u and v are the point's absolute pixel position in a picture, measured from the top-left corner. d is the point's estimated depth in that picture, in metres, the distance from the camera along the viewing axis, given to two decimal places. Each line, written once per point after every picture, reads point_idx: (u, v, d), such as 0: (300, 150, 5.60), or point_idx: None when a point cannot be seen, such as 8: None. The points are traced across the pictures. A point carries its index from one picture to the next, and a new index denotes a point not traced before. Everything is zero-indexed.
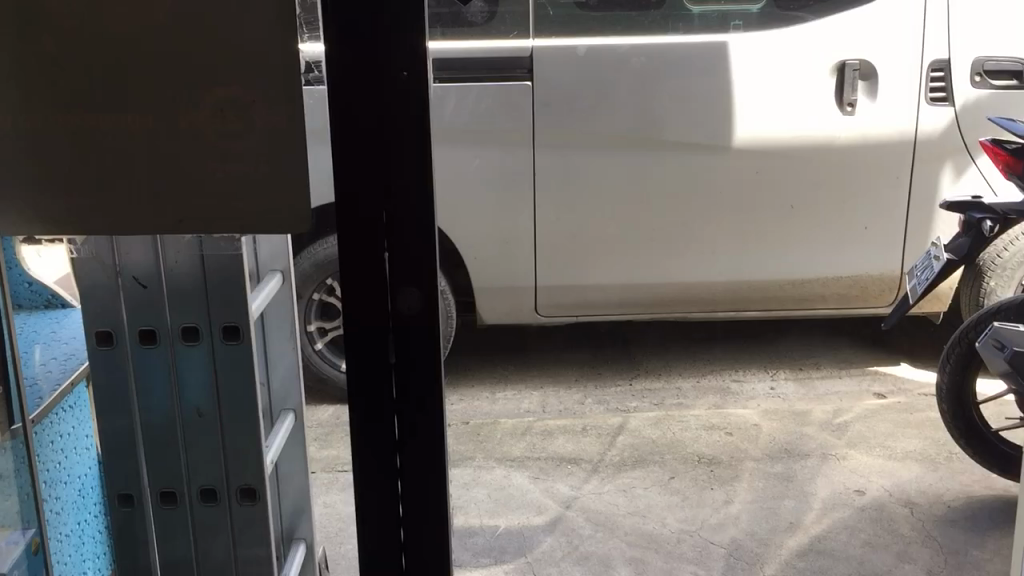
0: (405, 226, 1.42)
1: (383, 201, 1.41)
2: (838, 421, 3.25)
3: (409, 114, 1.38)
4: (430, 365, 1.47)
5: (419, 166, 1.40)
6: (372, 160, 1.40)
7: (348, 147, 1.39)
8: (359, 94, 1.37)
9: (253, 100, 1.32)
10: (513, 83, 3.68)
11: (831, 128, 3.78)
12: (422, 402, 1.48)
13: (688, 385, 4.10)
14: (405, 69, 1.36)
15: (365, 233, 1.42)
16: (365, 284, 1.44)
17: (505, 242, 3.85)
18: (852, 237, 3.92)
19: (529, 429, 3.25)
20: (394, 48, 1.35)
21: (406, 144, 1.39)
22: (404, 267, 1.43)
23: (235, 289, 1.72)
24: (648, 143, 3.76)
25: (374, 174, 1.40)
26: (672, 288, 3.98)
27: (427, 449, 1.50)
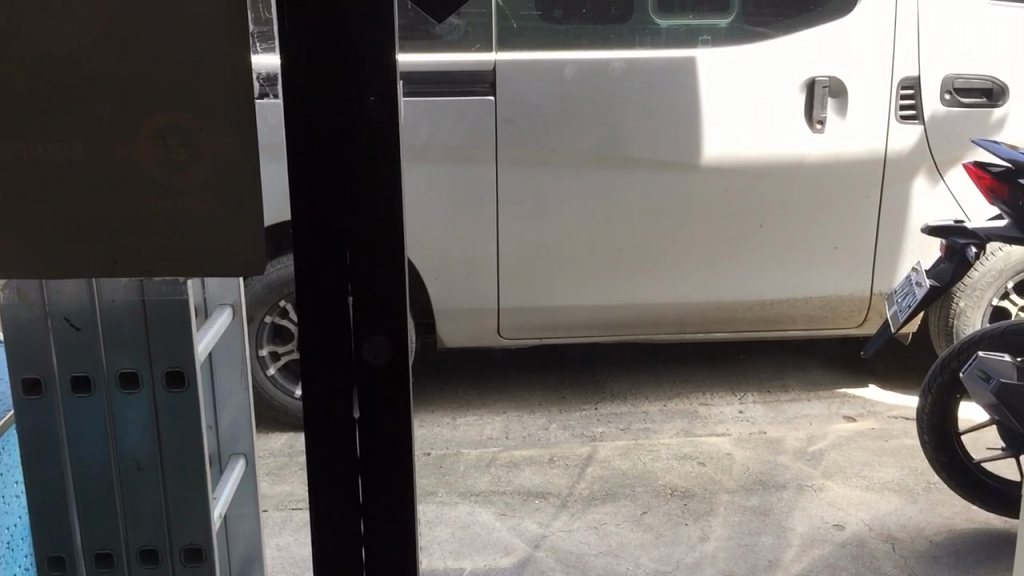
0: (372, 259, 1.27)
1: (345, 230, 1.26)
2: (812, 449, 3.15)
3: (375, 132, 1.23)
4: (399, 421, 1.32)
5: (388, 200, 1.26)
6: (334, 192, 1.25)
7: (306, 170, 1.25)
8: (319, 108, 1.23)
9: (199, 128, 1.16)
10: (476, 98, 3.54)
11: (801, 146, 3.70)
12: (388, 459, 1.33)
13: (655, 409, 3.99)
14: (372, 80, 1.22)
15: (325, 268, 1.27)
16: (326, 328, 1.29)
17: (467, 262, 3.71)
18: (822, 257, 3.84)
19: (494, 461, 3.10)
20: (360, 57, 1.21)
21: (373, 166, 1.24)
22: (370, 306, 1.29)
23: (179, 330, 1.54)
24: (616, 160, 3.64)
25: (335, 200, 1.25)
26: (639, 309, 3.87)
27: (394, 513, 1.35)
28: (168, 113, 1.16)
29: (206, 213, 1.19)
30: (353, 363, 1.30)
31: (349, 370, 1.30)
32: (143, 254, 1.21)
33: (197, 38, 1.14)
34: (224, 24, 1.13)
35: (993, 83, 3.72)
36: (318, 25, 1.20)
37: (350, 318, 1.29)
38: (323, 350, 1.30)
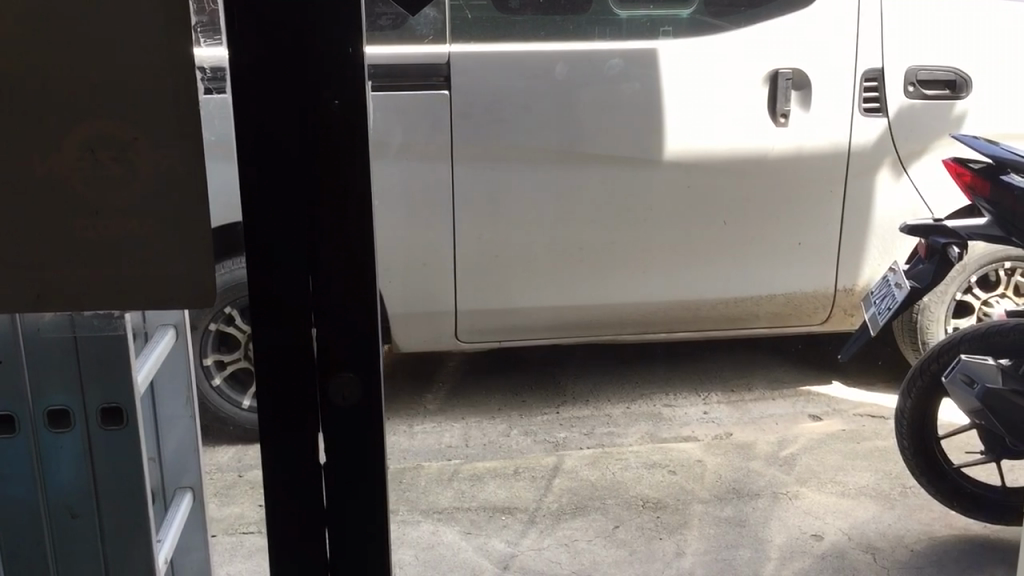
0: (339, 273, 1.21)
1: (307, 242, 1.20)
2: (784, 453, 3.07)
3: (342, 138, 1.18)
4: (370, 447, 1.26)
5: (356, 217, 1.20)
6: (297, 208, 1.19)
7: (264, 179, 1.18)
8: (275, 110, 1.17)
9: (136, 137, 1.06)
10: (430, 92, 3.38)
11: (765, 140, 3.60)
12: (358, 487, 1.27)
13: (617, 412, 3.89)
14: (337, 82, 1.17)
15: (285, 281, 1.21)
16: (287, 349, 1.23)
17: (423, 265, 3.55)
18: (787, 254, 3.75)
19: (456, 474, 2.96)
20: (322, 56, 1.16)
21: (339, 175, 1.19)
22: (338, 326, 1.23)
23: (114, 363, 1.36)
24: (575, 157, 3.51)
25: (296, 213, 1.19)
26: (600, 310, 3.75)
27: (363, 541, 1.29)
28: (111, 122, 1.06)
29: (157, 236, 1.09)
30: (321, 388, 1.24)
31: (316, 395, 1.24)
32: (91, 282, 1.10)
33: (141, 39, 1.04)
34: (169, 22, 1.04)
35: (956, 75, 3.66)
36: (275, 25, 1.14)
37: (315, 338, 1.23)
38: (285, 374, 1.23)
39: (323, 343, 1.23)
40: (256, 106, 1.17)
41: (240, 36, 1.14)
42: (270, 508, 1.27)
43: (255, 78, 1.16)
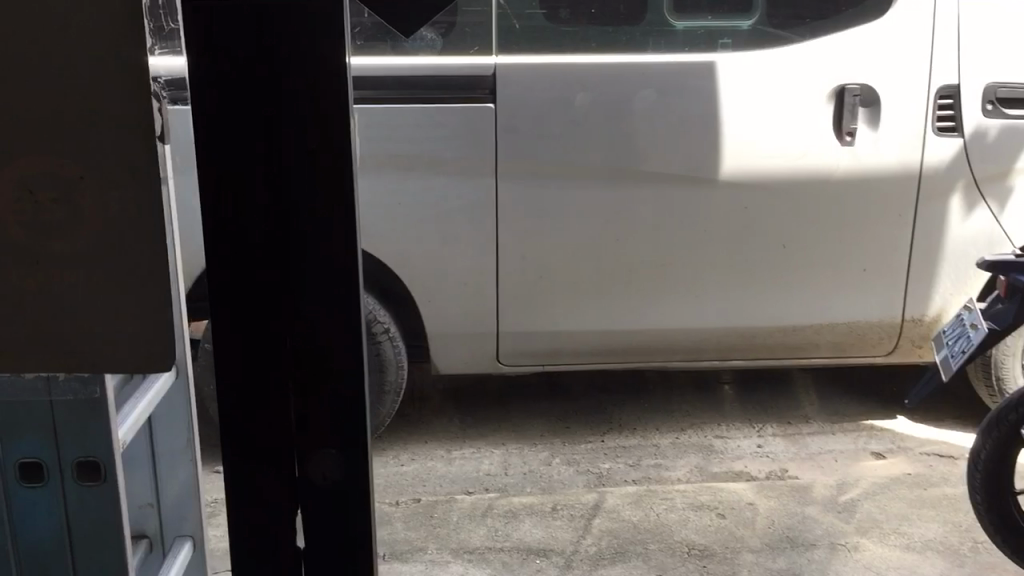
0: (319, 317, 1.29)
1: (281, 284, 1.27)
2: (843, 498, 2.86)
3: (322, 190, 1.26)
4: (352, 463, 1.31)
5: (341, 236, 1.27)
6: (283, 227, 1.26)
7: (251, 201, 1.25)
8: (243, 154, 1.24)
9: (81, 175, 0.96)
10: (472, 105, 3.23)
11: (829, 160, 3.39)
12: (337, 504, 1.32)
13: (665, 442, 3.70)
14: (311, 132, 1.24)
15: (255, 320, 1.28)
16: (272, 364, 1.29)
17: (463, 285, 3.41)
18: (849, 280, 3.53)
19: (490, 510, 2.81)
20: (300, 107, 1.23)
21: (317, 224, 1.27)
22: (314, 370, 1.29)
23: (89, 414, 1.22)
24: (625, 176, 3.34)
25: (283, 233, 1.26)
26: (650, 336, 3.56)
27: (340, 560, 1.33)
28: (63, 158, 0.96)
29: (104, 289, 0.98)
30: (302, 419, 1.30)
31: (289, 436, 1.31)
32: (41, 338, 1.00)
33: (103, 71, 0.94)
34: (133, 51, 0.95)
35: None
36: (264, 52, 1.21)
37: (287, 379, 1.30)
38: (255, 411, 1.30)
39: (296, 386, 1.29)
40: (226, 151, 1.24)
41: (228, 65, 1.21)
42: (238, 538, 1.33)
43: (223, 123, 1.23)
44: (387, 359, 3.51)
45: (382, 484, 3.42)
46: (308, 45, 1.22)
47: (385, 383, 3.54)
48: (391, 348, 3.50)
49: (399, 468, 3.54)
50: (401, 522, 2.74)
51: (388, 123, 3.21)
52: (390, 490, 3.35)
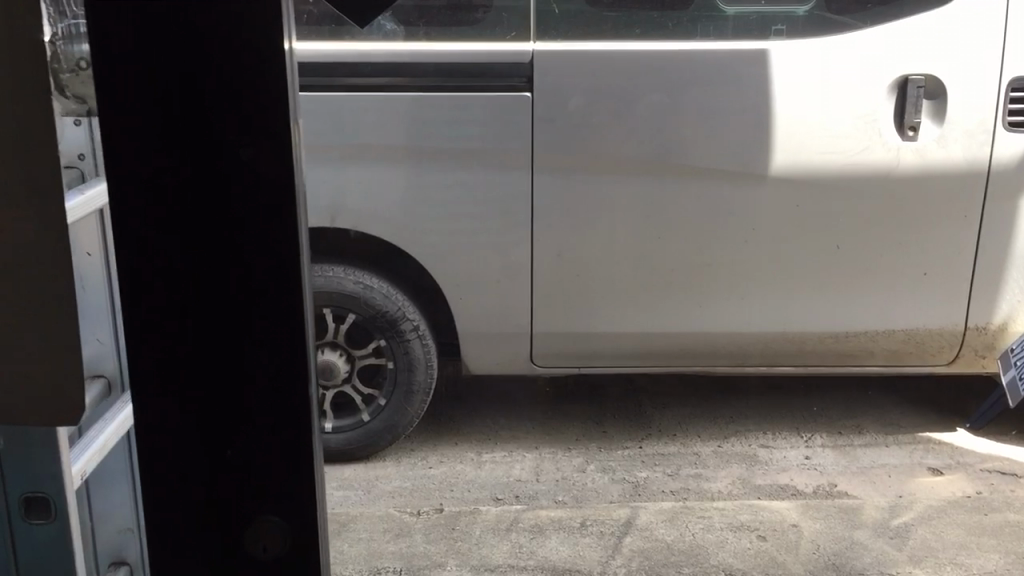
0: (259, 364, 1.04)
1: (212, 328, 1.02)
2: (896, 522, 2.66)
3: (263, 215, 1.00)
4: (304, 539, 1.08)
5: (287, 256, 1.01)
6: (216, 244, 1.00)
7: (173, 208, 0.98)
8: (160, 154, 0.97)
9: None
10: (510, 93, 3.07)
11: (890, 156, 3.16)
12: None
13: (707, 451, 3.52)
14: (247, 135, 0.97)
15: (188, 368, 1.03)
16: (208, 418, 1.04)
17: (495, 281, 3.26)
18: (909, 284, 3.30)
19: (516, 523, 2.66)
20: (229, 95, 0.96)
21: (255, 243, 1.00)
22: (252, 427, 1.05)
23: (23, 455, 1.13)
24: (669, 170, 3.15)
25: (215, 254, 1.00)
26: (694, 339, 3.38)
27: None
28: None
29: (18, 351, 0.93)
30: (245, 486, 1.06)
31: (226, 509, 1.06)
32: None
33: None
34: None
35: None
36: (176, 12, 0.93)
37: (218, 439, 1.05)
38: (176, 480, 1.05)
39: (229, 445, 1.05)
40: (128, 157, 0.97)
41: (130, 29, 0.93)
42: None
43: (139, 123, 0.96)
44: (417, 358, 3.38)
45: (410, 487, 3.31)
46: (237, 27, 0.94)
47: (414, 382, 3.40)
48: (421, 346, 3.37)
49: (428, 471, 3.42)
50: (421, 535, 2.61)
51: (420, 112, 3.06)
52: (417, 495, 3.24)
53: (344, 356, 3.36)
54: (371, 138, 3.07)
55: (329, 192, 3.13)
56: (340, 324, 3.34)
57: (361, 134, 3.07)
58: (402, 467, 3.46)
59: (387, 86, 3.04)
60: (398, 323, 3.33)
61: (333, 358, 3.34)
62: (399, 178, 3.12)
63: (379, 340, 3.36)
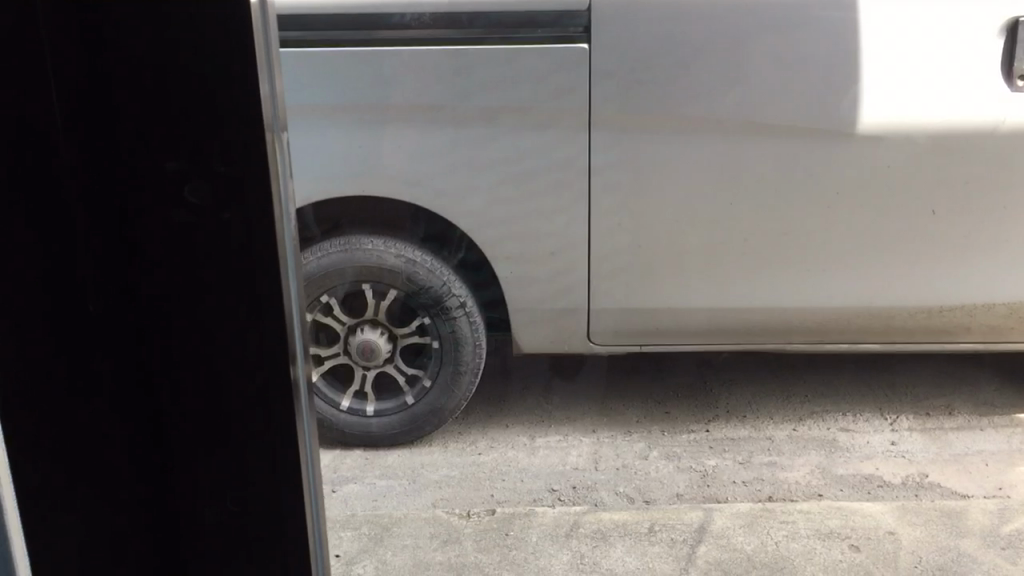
0: (239, 301, 1.18)
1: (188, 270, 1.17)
2: (1007, 529, 2.34)
3: (234, 174, 1.12)
4: (285, 443, 1.25)
5: (259, 209, 1.14)
6: (191, 199, 1.13)
7: (142, 169, 1.11)
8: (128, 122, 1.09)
9: None
10: (564, 46, 2.74)
11: (997, 111, 2.79)
12: (274, 481, 1.27)
13: (781, 435, 3.22)
14: (220, 105, 1.09)
15: (169, 304, 1.18)
16: (192, 347, 1.20)
17: (551, 254, 2.96)
18: (1012, 253, 2.95)
19: (576, 529, 2.40)
20: (196, 71, 1.08)
21: (227, 200, 1.14)
22: (232, 358, 1.21)
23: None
24: (742, 130, 2.81)
25: (190, 207, 1.14)
26: (769, 315, 3.06)
27: (280, 531, 1.29)
28: None
29: None
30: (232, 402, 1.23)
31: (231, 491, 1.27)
32: None
33: None
34: None
35: None
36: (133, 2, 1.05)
37: (218, 436, 1.24)
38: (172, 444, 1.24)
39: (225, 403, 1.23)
40: (81, 123, 1.08)
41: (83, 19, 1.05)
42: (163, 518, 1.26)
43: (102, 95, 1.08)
44: (464, 337, 3.14)
45: (457, 476, 3.08)
46: (203, 12, 1.06)
47: (462, 362, 3.17)
48: (468, 323, 3.12)
49: (478, 458, 3.19)
50: (471, 541, 2.36)
51: (465, 69, 2.74)
52: (466, 485, 3.00)
53: (387, 334, 3.12)
54: (409, 100, 2.76)
55: (369, 166, 2.84)
56: (382, 301, 3.09)
57: (399, 95, 2.76)
58: (449, 453, 3.24)
59: (427, 40, 2.73)
60: (443, 299, 3.09)
61: (374, 337, 3.10)
62: (444, 144, 2.81)
63: (423, 317, 3.11)
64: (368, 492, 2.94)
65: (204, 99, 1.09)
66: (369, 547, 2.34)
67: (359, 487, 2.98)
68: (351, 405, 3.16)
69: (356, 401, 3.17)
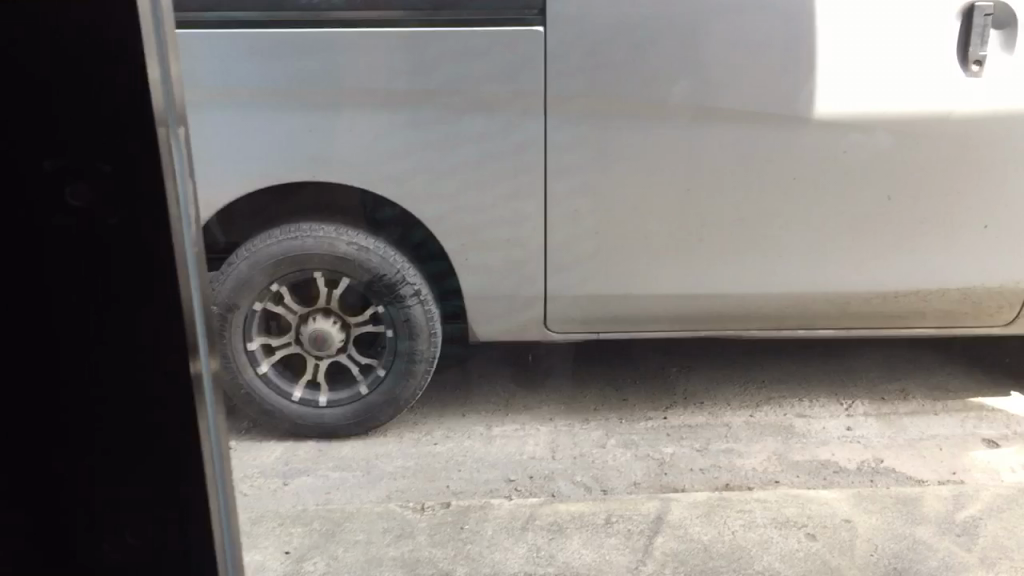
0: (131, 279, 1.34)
1: (83, 249, 1.32)
2: (961, 516, 2.35)
3: (121, 164, 1.27)
4: (182, 405, 1.42)
5: (151, 195, 1.29)
6: (82, 188, 1.29)
7: (32, 163, 1.26)
8: (23, 123, 1.24)
9: None
10: (519, 28, 2.67)
11: (953, 97, 2.78)
12: (173, 437, 1.44)
13: (738, 421, 3.21)
14: (111, 101, 1.24)
15: (64, 279, 1.34)
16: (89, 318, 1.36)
17: (506, 241, 2.91)
18: (967, 239, 2.96)
19: (532, 521, 2.37)
20: (88, 71, 1.22)
21: (119, 189, 1.29)
22: (129, 332, 1.37)
23: None
24: (698, 114, 2.78)
25: (83, 196, 1.29)
26: (726, 301, 3.03)
27: (182, 479, 1.47)
28: None
29: None
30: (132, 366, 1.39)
31: (138, 473, 1.46)
32: None
33: None
34: None
35: None
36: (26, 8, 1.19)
37: (124, 426, 1.43)
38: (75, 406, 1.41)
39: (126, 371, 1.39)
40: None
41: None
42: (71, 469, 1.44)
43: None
44: (419, 326, 3.04)
45: (413, 467, 3.01)
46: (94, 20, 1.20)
47: (416, 352, 3.06)
48: (423, 311, 3.03)
49: (434, 447, 3.14)
50: (425, 536, 2.32)
51: (416, 51, 2.67)
52: (421, 476, 2.94)
53: (339, 324, 3.02)
54: (358, 84, 2.68)
55: (318, 151, 2.76)
56: (333, 289, 2.99)
57: (348, 79, 2.68)
58: (405, 443, 3.16)
59: (378, 21, 2.65)
60: (397, 287, 2.99)
61: (325, 327, 3.00)
62: (396, 129, 2.74)
63: (377, 305, 3.01)
64: (321, 485, 2.88)
65: (94, 98, 1.23)
66: (320, 544, 2.29)
67: (311, 480, 2.93)
68: (303, 396, 3.10)
69: (309, 391, 3.11)
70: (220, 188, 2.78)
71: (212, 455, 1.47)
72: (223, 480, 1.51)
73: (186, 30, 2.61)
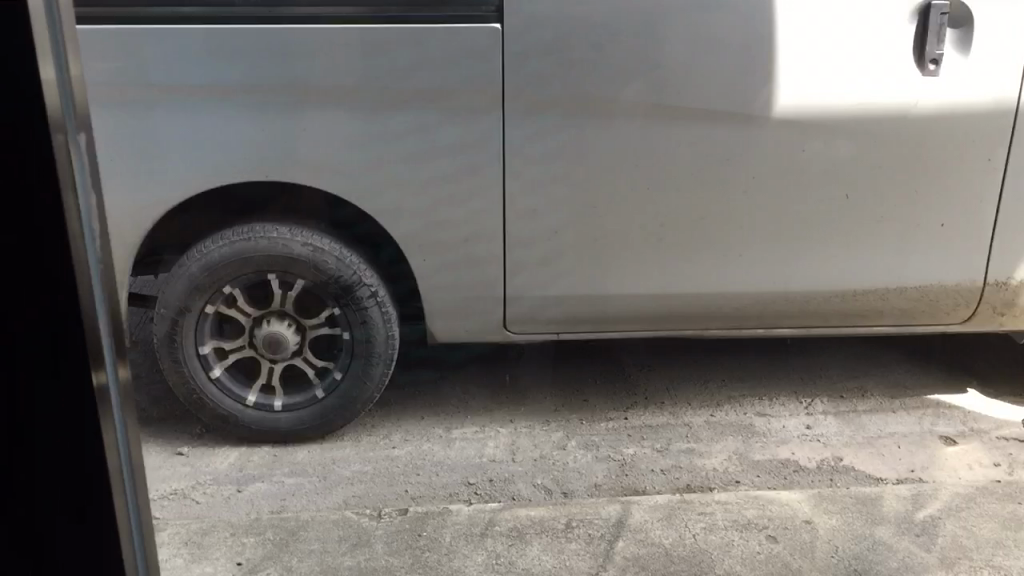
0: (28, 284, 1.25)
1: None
2: (919, 516, 2.36)
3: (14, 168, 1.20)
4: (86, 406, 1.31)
5: (45, 200, 1.21)
6: None
7: None
8: None
9: None
10: (476, 25, 2.62)
11: (911, 96, 2.78)
12: (77, 440, 1.33)
13: (699, 421, 3.20)
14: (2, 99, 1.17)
15: None
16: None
17: (464, 242, 2.86)
18: (924, 237, 2.97)
19: (492, 527, 2.33)
20: None
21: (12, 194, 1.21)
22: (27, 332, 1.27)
23: None
24: (656, 113, 2.75)
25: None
26: (686, 301, 3.02)
27: (89, 483, 1.36)
28: None
29: None
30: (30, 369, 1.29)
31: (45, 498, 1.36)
32: None
33: None
34: None
35: None
36: None
37: (21, 426, 1.32)
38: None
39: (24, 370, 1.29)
40: None
41: None
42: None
43: None
44: (376, 327, 2.98)
45: (370, 472, 2.95)
46: None
47: (372, 355, 3.00)
48: (380, 313, 2.97)
49: (391, 451, 3.09)
50: (382, 544, 2.27)
51: (371, 49, 2.61)
52: (378, 481, 2.89)
53: (294, 326, 2.96)
54: (315, 81, 2.62)
55: (272, 150, 2.69)
56: (288, 291, 2.93)
57: (303, 76, 2.62)
58: (361, 448, 3.10)
59: (331, 17, 2.58)
60: (353, 289, 2.92)
61: (280, 330, 2.94)
62: (350, 128, 2.68)
63: (332, 307, 2.95)
64: (275, 492, 2.81)
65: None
66: (274, 554, 2.24)
67: (265, 486, 2.86)
68: (258, 401, 3.02)
69: (263, 396, 3.04)
70: (172, 188, 2.71)
71: (120, 467, 1.38)
72: (132, 492, 1.42)
73: (136, 28, 2.54)
